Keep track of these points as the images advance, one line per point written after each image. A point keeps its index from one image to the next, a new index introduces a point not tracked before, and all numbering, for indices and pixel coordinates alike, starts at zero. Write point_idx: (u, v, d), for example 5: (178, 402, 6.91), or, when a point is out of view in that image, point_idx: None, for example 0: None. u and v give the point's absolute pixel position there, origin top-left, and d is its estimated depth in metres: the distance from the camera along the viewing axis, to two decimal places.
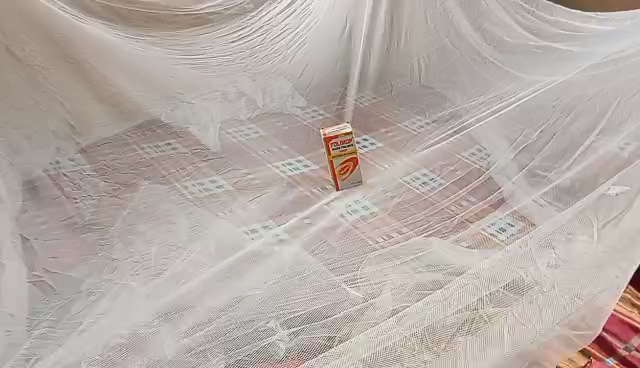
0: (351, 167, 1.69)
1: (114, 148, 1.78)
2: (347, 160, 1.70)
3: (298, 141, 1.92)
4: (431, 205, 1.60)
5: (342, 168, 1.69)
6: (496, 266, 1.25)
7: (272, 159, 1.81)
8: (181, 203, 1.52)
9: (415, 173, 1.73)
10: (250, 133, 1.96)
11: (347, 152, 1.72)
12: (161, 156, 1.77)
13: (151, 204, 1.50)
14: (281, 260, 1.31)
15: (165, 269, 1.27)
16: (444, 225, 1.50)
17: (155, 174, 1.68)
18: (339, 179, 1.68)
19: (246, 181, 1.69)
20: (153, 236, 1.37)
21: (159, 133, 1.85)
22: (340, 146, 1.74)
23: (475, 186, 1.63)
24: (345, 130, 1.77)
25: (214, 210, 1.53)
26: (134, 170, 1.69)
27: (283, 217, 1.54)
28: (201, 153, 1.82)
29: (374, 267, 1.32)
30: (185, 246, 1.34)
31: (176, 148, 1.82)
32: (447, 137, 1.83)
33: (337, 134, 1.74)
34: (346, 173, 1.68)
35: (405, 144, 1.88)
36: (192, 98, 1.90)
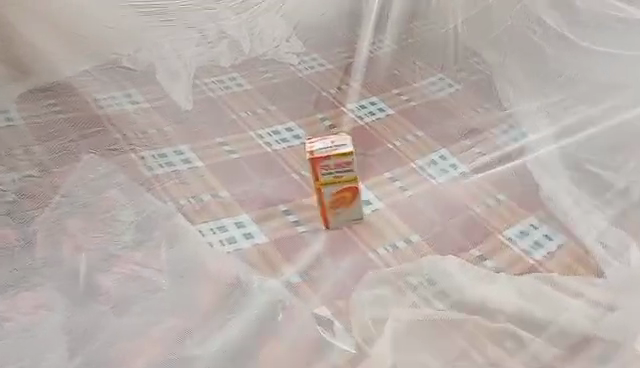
0: (347, 200, 1.20)
1: (56, 99, 1.47)
2: (344, 191, 1.20)
3: (291, 101, 1.55)
4: (449, 202, 1.30)
5: (335, 200, 1.21)
6: (551, 338, 1.00)
7: (256, 125, 1.47)
8: (129, 186, 1.18)
9: (431, 155, 1.42)
10: (231, 85, 1.59)
11: (343, 180, 1.21)
12: (118, 116, 1.43)
13: (90, 185, 1.18)
14: (254, 294, 0.98)
15: (93, 286, 0.98)
16: (466, 236, 1.23)
17: (105, 140, 1.35)
18: (330, 217, 1.21)
19: (220, 156, 1.35)
20: (81, 237, 1.06)
21: (118, 80, 1.54)
22: (334, 171, 1.20)
23: (509, 184, 1.33)
24: (345, 147, 1.21)
25: (177, 201, 1.21)
26: (75, 130, 1.37)
27: (261, 211, 1.23)
28: (169, 115, 1.46)
29: (381, 307, 1.04)
30: (132, 256, 1.03)
31: (137, 103, 1.49)
32: (482, 124, 1.49)
33: (330, 155, 1.19)
34: (340, 209, 1.21)
35: (421, 116, 1.53)
36: (151, 51, 1.61)
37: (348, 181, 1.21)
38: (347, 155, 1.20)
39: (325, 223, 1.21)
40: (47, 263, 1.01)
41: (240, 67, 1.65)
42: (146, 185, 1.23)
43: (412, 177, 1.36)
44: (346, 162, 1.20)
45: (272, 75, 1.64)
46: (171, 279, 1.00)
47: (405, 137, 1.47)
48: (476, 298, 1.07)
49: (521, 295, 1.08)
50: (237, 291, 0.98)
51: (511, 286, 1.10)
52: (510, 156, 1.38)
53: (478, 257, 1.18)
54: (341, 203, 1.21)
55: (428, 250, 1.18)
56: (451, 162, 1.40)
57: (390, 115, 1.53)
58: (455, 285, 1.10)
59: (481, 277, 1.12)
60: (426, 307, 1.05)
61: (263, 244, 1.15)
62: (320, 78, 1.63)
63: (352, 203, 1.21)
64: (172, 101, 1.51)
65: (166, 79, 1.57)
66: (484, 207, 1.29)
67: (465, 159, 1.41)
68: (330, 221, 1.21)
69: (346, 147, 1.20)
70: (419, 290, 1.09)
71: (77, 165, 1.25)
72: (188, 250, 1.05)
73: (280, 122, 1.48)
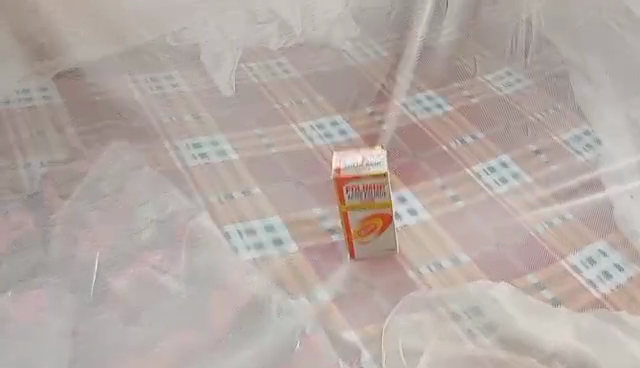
0: (378, 227, 1.04)
1: (95, 77, 1.41)
2: (374, 217, 1.03)
3: (339, 92, 1.44)
4: (506, 218, 1.16)
5: (363, 226, 1.04)
6: None
7: (300, 116, 1.37)
8: (159, 183, 1.13)
9: (490, 161, 1.27)
10: (277, 70, 1.49)
11: (373, 204, 1.02)
12: (157, 100, 1.37)
13: (117, 180, 1.14)
14: (274, 312, 0.93)
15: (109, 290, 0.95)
16: (521, 259, 1.08)
17: (140, 126, 1.29)
18: (356, 244, 1.05)
19: (258, 150, 1.27)
20: (103, 238, 1.03)
21: (161, 59, 1.48)
22: (364, 194, 1.02)
23: (577, 201, 1.19)
24: (377, 168, 1.00)
25: (206, 196, 1.14)
26: (110, 114, 1.32)
27: (294, 214, 1.13)
28: (209, 101, 1.38)
29: (417, 337, 0.93)
30: (152, 262, 0.99)
31: (178, 86, 1.42)
32: (551, 131, 1.34)
33: (359, 177, 1.00)
34: (368, 236, 1.04)
35: (482, 115, 1.38)
36: (193, 29, 1.52)
37: (379, 206, 1.02)
38: (379, 177, 1.00)
39: (350, 250, 1.06)
40: (67, 263, 0.99)
41: (288, 51, 1.54)
42: (176, 179, 1.16)
43: (466, 186, 1.22)
44: (378, 185, 1.01)
45: (323, 60, 1.53)
46: (192, 292, 0.95)
47: (462, 138, 1.33)
48: (529, 336, 0.93)
49: (581, 337, 0.94)
50: (255, 306, 0.93)
51: (570, 323, 0.97)
52: (579, 170, 1.25)
53: (535, 285, 1.04)
54: (370, 229, 1.04)
55: (479, 273, 1.05)
56: (512, 171, 1.25)
57: (447, 113, 1.38)
58: (506, 318, 0.96)
59: (537, 311, 0.98)
60: (469, 342, 0.93)
61: (292, 251, 1.06)
62: (373, 67, 1.50)
63: (382, 230, 1.04)
64: (214, 86, 1.43)
65: (210, 61, 1.48)
66: (547, 226, 1.14)
67: (527, 169, 1.26)
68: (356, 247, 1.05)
69: (379, 168, 1.00)
70: (463, 321, 0.96)
71: (107, 154, 1.21)
72: (213, 258, 1.00)
73: (326, 114, 1.38)
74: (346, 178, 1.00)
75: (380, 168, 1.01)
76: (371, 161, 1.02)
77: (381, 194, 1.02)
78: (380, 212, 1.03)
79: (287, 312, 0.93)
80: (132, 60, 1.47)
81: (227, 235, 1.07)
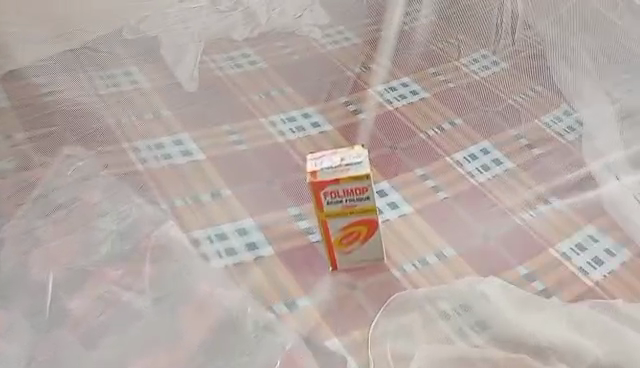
0: (361, 235, 0.96)
1: (44, 77, 1.31)
2: (356, 223, 0.95)
3: (309, 82, 1.36)
4: (491, 207, 1.10)
5: (344, 235, 0.96)
6: None
7: (268, 109, 1.29)
8: (122, 191, 1.06)
9: (471, 148, 1.22)
10: (242, 61, 1.41)
11: (355, 210, 0.94)
12: (115, 99, 1.28)
13: (73, 190, 1.06)
14: (250, 333, 0.86)
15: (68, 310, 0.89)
16: (510, 249, 1.04)
17: (98, 127, 1.20)
18: (338, 254, 0.97)
19: (226, 148, 1.19)
20: (60, 256, 0.96)
21: (117, 54, 1.38)
22: (344, 199, 0.94)
23: (562, 187, 1.14)
24: (358, 168, 0.92)
25: (172, 203, 1.06)
26: (63, 115, 1.22)
27: (268, 215, 1.06)
28: (171, 98, 1.30)
29: (404, 341, 0.87)
30: (114, 277, 0.93)
31: (136, 82, 1.33)
32: (532, 113, 1.28)
33: (339, 180, 0.92)
34: (351, 245, 0.97)
35: (460, 100, 1.32)
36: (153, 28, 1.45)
37: (362, 211, 0.95)
38: (360, 180, 0.92)
39: (332, 262, 0.98)
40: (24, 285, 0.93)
41: (254, 41, 1.46)
42: (138, 185, 1.09)
43: (447, 175, 1.16)
44: (359, 188, 0.93)
45: (291, 49, 1.44)
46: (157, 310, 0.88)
47: (440, 125, 1.27)
48: (523, 331, 0.88)
49: (577, 330, 0.89)
50: (229, 328, 0.86)
51: (565, 315, 0.91)
52: (562, 154, 1.20)
53: (525, 277, 0.99)
54: (352, 237, 0.96)
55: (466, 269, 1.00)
56: (494, 158, 1.20)
57: (422, 99, 1.32)
58: (498, 312, 0.91)
59: (531, 304, 0.93)
60: (459, 342, 0.88)
61: (268, 256, 0.99)
62: (344, 55, 1.43)
63: (366, 238, 0.96)
64: (176, 81, 1.34)
65: (171, 56, 1.39)
66: (533, 214, 1.09)
67: (509, 155, 1.20)
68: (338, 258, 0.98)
69: (360, 169, 0.93)
70: (453, 319, 0.91)
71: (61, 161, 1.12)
72: (181, 270, 0.93)
73: (297, 106, 1.30)
74: (323, 182, 0.92)
75: (360, 168, 0.93)
76: (350, 162, 0.94)
77: (363, 198, 0.94)
78: (363, 218, 0.95)
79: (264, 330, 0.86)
80: (87, 57, 1.37)
81: (196, 241, 1.00)
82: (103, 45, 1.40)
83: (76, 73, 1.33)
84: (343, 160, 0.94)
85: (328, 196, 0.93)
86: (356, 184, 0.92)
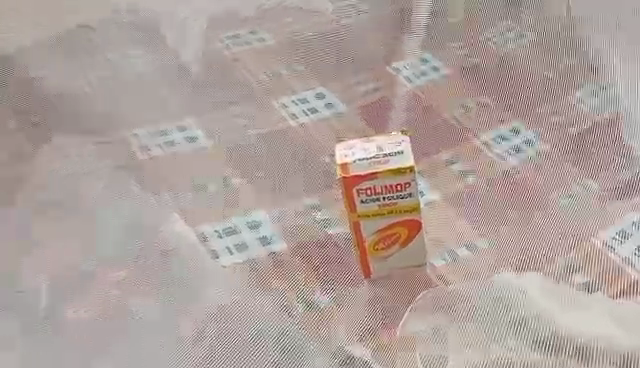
0: (400, 239, 0.88)
1: (42, 73, 1.27)
2: (395, 225, 0.87)
3: (320, 61, 1.27)
4: (523, 190, 1.02)
5: (380, 238, 0.88)
6: None
7: (277, 93, 1.21)
8: (129, 193, 1.04)
9: (500, 129, 1.12)
10: (248, 42, 1.33)
11: (395, 210, 0.86)
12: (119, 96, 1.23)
13: (81, 197, 1.04)
14: (267, 333, 0.84)
15: (81, 320, 0.87)
16: (547, 237, 0.94)
17: (103, 128, 1.16)
18: (373, 259, 0.89)
19: (234, 138, 1.13)
20: (63, 266, 0.95)
21: (117, 46, 1.33)
22: (383, 197, 0.85)
23: (601, 168, 1.04)
24: (399, 161, 0.84)
25: (182, 204, 1.02)
26: (62, 114, 1.19)
27: (280, 207, 1.00)
28: (176, 88, 1.23)
29: (433, 344, 0.80)
30: (127, 283, 0.91)
31: (138, 72, 1.27)
32: (563, 88, 1.18)
33: (377, 174, 0.84)
34: (388, 249, 0.88)
35: (484, 76, 1.22)
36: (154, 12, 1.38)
37: (402, 210, 0.86)
38: (401, 174, 0.84)
39: (365, 269, 0.90)
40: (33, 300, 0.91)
41: (260, 19, 1.37)
42: (144, 184, 1.05)
43: (474, 159, 1.08)
44: (400, 183, 0.85)
45: (299, 26, 1.35)
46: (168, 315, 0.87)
47: (464, 104, 1.17)
48: (563, 336, 0.79)
49: (626, 325, 0.80)
50: (244, 330, 0.84)
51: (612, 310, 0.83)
52: (599, 133, 1.10)
53: (566, 268, 0.90)
54: (390, 241, 0.88)
55: (500, 263, 0.90)
56: (525, 138, 1.10)
57: (444, 76, 1.22)
58: (536, 312, 0.82)
59: (572, 301, 0.84)
60: (495, 346, 0.79)
61: (283, 251, 0.94)
62: (356, 30, 1.33)
63: (405, 240, 0.88)
64: (180, 69, 1.27)
65: (175, 44, 1.32)
66: (569, 199, 1.00)
67: (541, 134, 1.11)
68: (372, 263, 0.89)
69: (400, 162, 0.84)
70: (487, 319, 0.83)
71: (68, 166, 1.10)
72: (190, 272, 0.91)
73: (310, 86, 1.22)
74: (360, 176, 0.84)
75: (401, 160, 0.85)
76: (389, 153, 0.86)
77: (404, 195, 0.86)
78: (403, 218, 0.87)
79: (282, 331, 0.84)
80: (88, 54, 1.32)
81: (203, 237, 0.96)
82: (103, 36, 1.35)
83: (78, 71, 1.28)
84: (381, 152, 0.86)
85: (363, 194, 0.85)
86: (397, 178, 0.84)
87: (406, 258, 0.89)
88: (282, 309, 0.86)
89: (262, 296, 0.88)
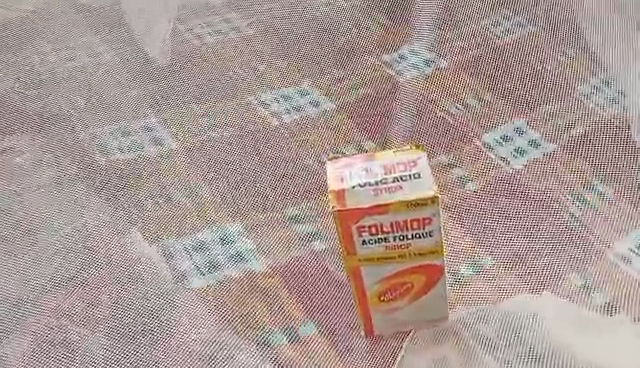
0: (412, 290, 0.75)
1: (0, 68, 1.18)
2: (405, 273, 0.74)
3: (301, 52, 1.16)
4: (529, 197, 0.93)
5: (386, 289, 0.75)
6: None
7: (256, 89, 1.11)
8: (90, 208, 0.96)
9: (502, 127, 1.02)
10: (224, 32, 1.21)
11: (407, 253, 0.72)
12: (79, 94, 1.12)
13: (38, 212, 0.96)
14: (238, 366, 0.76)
15: (33, 350, 0.81)
16: (556, 252, 0.86)
17: (60, 130, 1.07)
18: (375, 311, 0.77)
19: (206, 139, 1.03)
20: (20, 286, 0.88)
21: (81, 35, 1.23)
22: (392, 239, 0.71)
23: (615, 170, 0.94)
24: (416, 190, 0.69)
25: (150, 216, 0.94)
26: (18, 112, 1.10)
27: (257, 219, 0.92)
28: (143, 84, 1.13)
29: None
30: (86, 308, 0.84)
31: (103, 66, 1.17)
32: (568, 79, 1.08)
33: (385, 209, 0.68)
34: (396, 301, 0.76)
35: (482, 65, 1.11)
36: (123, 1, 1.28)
37: (417, 254, 0.73)
38: (417, 207, 0.68)
39: (366, 325, 0.78)
40: None
41: (235, 7, 1.26)
42: (108, 194, 0.97)
43: (475, 162, 0.98)
44: (416, 219, 0.69)
45: (280, 14, 1.24)
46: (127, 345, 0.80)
47: (463, 100, 1.06)
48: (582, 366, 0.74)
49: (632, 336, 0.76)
50: (210, 363, 0.77)
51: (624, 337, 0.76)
52: (612, 130, 1.00)
53: (581, 288, 0.82)
54: (398, 291, 0.75)
55: (508, 283, 0.83)
56: (530, 138, 1.00)
57: (438, 69, 1.11)
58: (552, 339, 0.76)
59: (591, 326, 0.77)
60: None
61: (260, 270, 0.86)
62: (341, 18, 1.22)
63: (417, 290, 0.76)
64: (148, 63, 1.16)
65: (142, 34, 1.21)
66: (581, 207, 0.91)
67: (547, 132, 1.01)
68: (373, 316, 0.77)
69: (417, 190, 0.68)
70: (498, 346, 0.76)
71: (24, 177, 1.01)
72: (157, 295, 0.85)
73: (290, 81, 1.11)
74: (364, 211, 0.68)
75: (419, 190, 0.68)
76: (401, 178, 0.69)
77: (420, 234, 0.71)
78: (416, 262, 0.73)
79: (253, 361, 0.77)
80: (46, 47, 1.21)
81: (173, 256, 0.89)
82: (66, 25, 1.25)
83: (35, 67, 1.17)
84: (392, 176, 0.70)
85: (366, 234, 0.70)
86: (412, 213, 0.69)
87: (416, 310, 0.77)
88: (256, 341, 0.79)
89: (232, 324, 0.81)
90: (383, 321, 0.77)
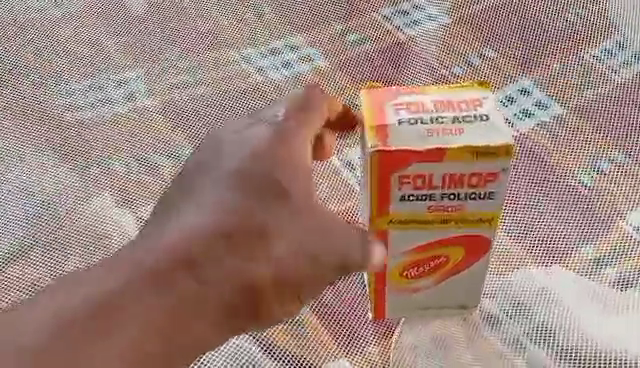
0: (441, 269, 0.68)
1: None
2: (441, 245, 0.66)
3: (295, 3, 1.06)
4: (541, 162, 0.86)
5: (414, 262, 0.67)
6: None
7: (243, 44, 1.02)
8: (61, 173, 0.89)
9: (507, 88, 0.94)
10: None
11: (446, 219, 0.65)
12: (46, 42, 1.02)
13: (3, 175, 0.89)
14: (223, 345, 0.73)
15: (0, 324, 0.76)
16: (569, 222, 0.80)
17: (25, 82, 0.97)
18: (393, 287, 0.70)
19: (188, 99, 0.96)
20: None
21: None
22: (438, 198, 0.63)
23: (628, 138, 0.88)
24: (478, 136, 0.60)
25: (127, 186, 0.88)
26: None
27: None
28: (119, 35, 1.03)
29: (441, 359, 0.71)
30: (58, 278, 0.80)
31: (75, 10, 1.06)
32: (582, 38, 1.00)
33: (443, 156, 0.60)
34: (420, 278, 0.69)
35: (489, 20, 1.03)
36: None
37: (459, 221, 0.65)
38: (479, 159, 0.60)
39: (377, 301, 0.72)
40: None
41: None
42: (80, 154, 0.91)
43: None
44: (470, 176, 0.61)
45: None
46: None
47: (467, 60, 0.98)
48: (593, 348, 0.70)
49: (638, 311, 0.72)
50: None
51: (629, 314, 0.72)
52: (627, 95, 0.92)
53: (594, 263, 0.77)
54: (426, 267, 0.68)
55: (515, 256, 0.78)
56: (538, 99, 0.93)
57: (442, 25, 1.03)
58: (567, 317, 0.72)
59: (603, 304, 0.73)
60: (517, 361, 0.71)
61: None
62: None
63: (447, 269, 0.68)
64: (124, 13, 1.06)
65: None
66: (593, 176, 0.84)
67: (555, 92, 0.94)
68: (388, 292, 0.70)
69: (485, 139, 0.60)
70: (507, 327, 0.73)
71: None
72: None
73: (280, 35, 1.02)
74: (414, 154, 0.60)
75: (487, 135, 0.60)
76: (463, 119, 0.61)
77: (468, 196, 0.63)
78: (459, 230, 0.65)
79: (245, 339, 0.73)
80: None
81: None
82: None
83: None
84: (453, 117, 0.61)
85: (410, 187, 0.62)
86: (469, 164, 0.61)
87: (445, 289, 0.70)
88: None
89: None
90: (399, 298, 0.71)
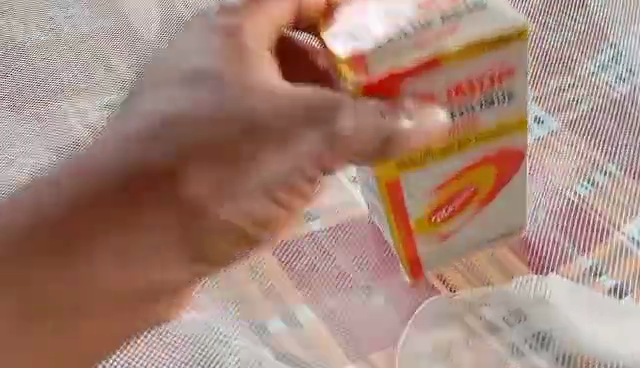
0: (472, 201, 0.78)
1: None
2: (464, 177, 0.76)
3: None
4: (537, 174, 0.89)
5: (441, 203, 0.77)
6: None
7: None
8: None
9: None
10: None
11: (470, 139, 0.74)
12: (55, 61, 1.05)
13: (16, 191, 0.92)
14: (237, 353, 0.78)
15: None
16: (566, 233, 0.83)
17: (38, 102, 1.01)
18: (424, 234, 0.78)
19: None
20: None
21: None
22: (457, 122, 0.72)
23: (623, 151, 0.91)
24: (476, 61, 0.70)
25: None
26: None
27: None
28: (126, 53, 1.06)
29: (445, 366, 0.75)
30: None
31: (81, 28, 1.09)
32: (576, 54, 1.03)
33: (441, 59, 0.69)
34: (450, 219, 0.78)
35: None
36: None
37: (482, 135, 0.74)
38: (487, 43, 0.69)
39: (411, 262, 0.80)
40: None
41: None
42: None
43: None
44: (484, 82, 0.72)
45: None
46: None
47: None
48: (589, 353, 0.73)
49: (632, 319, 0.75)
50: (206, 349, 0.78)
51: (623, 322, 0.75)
52: (623, 109, 0.95)
53: (588, 271, 0.80)
54: (457, 202, 0.78)
55: (513, 267, 0.81)
56: (534, 115, 0.96)
57: None
58: (564, 321, 0.76)
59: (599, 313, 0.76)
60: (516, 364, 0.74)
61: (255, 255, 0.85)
62: None
63: (476, 199, 0.78)
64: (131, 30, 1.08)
65: None
66: (589, 188, 0.87)
67: (550, 108, 0.97)
68: (420, 239, 0.79)
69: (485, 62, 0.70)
70: (506, 334, 0.76)
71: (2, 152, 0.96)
72: None
73: None
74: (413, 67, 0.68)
75: (492, 19, 0.70)
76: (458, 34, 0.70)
77: (483, 102, 0.72)
78: (457, 64, 0.69)
79: (250, 345, 0.78)
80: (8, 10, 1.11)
81: None
82: None
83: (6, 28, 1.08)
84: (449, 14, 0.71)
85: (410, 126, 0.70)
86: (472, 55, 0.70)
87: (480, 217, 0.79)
88: (253, 328, 0.80)
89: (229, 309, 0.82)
90: (434, 246, 0.80)
